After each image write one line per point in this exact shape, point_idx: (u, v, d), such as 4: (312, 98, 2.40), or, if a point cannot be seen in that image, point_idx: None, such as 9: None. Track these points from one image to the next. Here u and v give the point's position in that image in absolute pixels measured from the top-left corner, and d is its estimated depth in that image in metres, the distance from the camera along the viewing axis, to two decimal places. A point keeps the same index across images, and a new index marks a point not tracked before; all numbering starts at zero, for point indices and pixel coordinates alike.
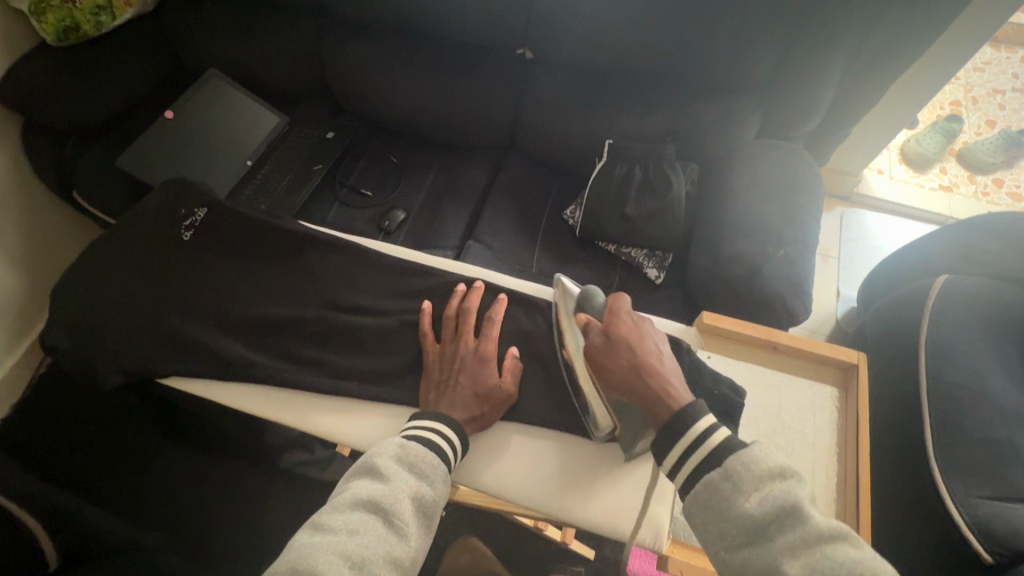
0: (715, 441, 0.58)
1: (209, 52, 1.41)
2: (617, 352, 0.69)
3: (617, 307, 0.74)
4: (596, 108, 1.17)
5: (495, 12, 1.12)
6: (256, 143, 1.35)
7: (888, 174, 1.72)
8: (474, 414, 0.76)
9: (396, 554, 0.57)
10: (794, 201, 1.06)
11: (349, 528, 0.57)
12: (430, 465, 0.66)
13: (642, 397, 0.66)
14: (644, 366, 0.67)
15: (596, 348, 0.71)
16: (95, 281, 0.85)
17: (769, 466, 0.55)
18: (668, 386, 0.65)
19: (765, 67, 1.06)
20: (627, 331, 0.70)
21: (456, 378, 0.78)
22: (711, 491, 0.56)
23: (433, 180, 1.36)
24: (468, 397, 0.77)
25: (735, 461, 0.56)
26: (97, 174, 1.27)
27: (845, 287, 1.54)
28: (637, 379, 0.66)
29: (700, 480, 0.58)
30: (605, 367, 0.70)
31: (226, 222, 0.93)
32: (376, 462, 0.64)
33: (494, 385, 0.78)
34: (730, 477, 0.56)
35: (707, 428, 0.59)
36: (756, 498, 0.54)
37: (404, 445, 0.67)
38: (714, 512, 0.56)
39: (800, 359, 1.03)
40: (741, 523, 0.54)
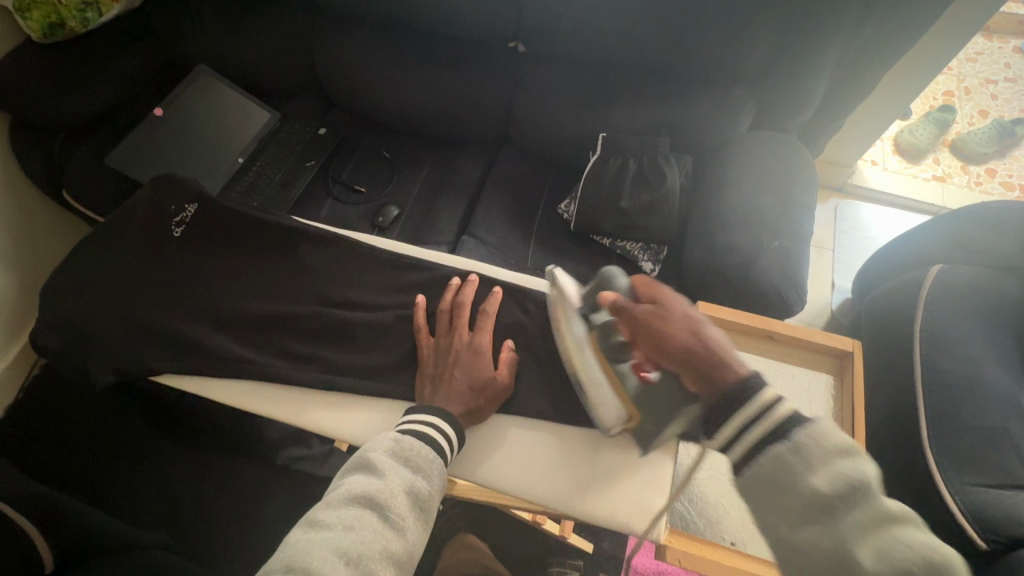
0: (782, 412, 0.53)
1: (198, 48, 1.39)
2: (670, 317, 0.62)
3: (650, 282, 0.69)
4: (589, 101, 1.16)
5: (487, 6, 1.12)
6: (248, 139, 1.33)
7: (881, 166, 1.72)
8: (469, 407, 0.76)
9: (392, 549, 0.57)
10: (789, 192, 1.06)
11: (344, 524, 0.57)
12: (425, 459, 0.66)
13: (704, 366, 0.58)
14: (703, 333, 0.60)
15: (643, 313, 0.63)
16: (86, 279, 0.84)
17: (837, 442, 0.51)
18: (731, 355, 0.59)
19: (758, 58, 1.06)
20: (675, 301, 0.65)
21: (451, 372, 0.78)
22: (775, 464, 0.52)
23: (427, 176, 1.36)
24: (463, 390, 0.77)
25: (804, 434, 0.51)
26: (87, 173, 1.26)
27: (839, 278, 1.54)
28: (698, 346, 0.59)
29: (763, 454, 0.53)
30: (655, 332, 0.61)
31: (218, 219, 0.92)
32: (370, 457, 0.64)
33: (489, 378, 0.78)
34: (800, 453, 0.51)
35: (775, 400, 0.54)
36: (825, 476, 0.49)
37: (398, 439, 0.66)
38: (776, 488, 0.51)
39: (795, 348, 1.03)
40: (806, 502, 0.50)
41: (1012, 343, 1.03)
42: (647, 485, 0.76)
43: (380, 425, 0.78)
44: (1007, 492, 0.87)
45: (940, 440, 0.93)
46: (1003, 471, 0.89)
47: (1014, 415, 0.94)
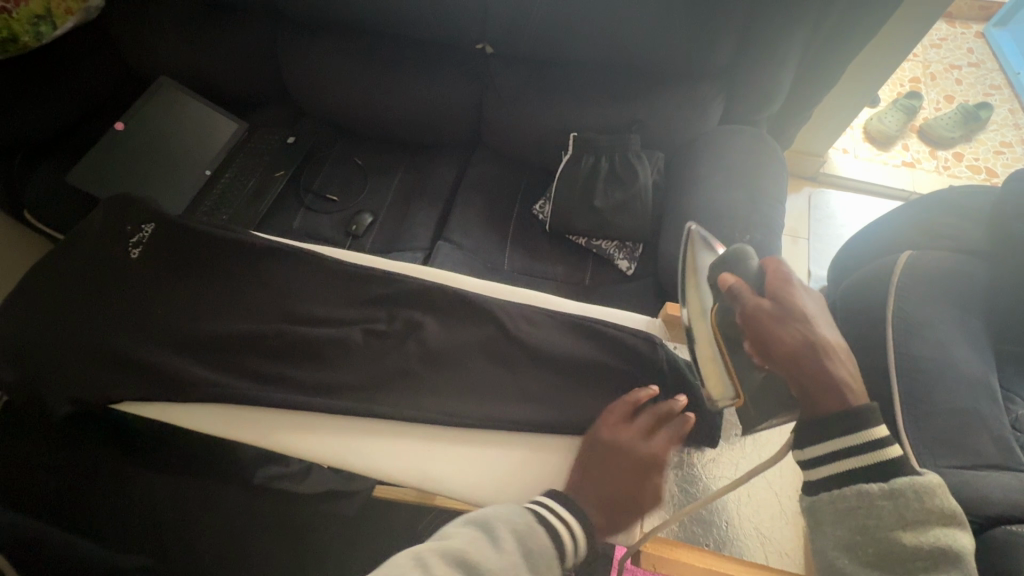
0: (889, 454, 0.56)
1: (159, 59, 1.36)
2: (788, 320, 0.61)
3: (785, 275, 0.64)
4: (558, 101, 1.16)
5: (451, 8, 1.10)
6: (213, 151, 1.31)
7: (851, 154, 1.75)
8: (614, 519, 0.67)
9: None
10: (757, 185, 1.07)
11: None
12: (545, 554, 0.61)
13: (809, 377, 0.60)
14: (823, 346, 0.60)
15: (760, 313, 0.62)
16: (40, 306, 0.82)
17: (942, 509, 0.55)
18: (847, 375, 0.59)
19: (723, 54, 1.06)
20: (803, 304, 0.62)
21: (609, 479, 0.69)
22: (866, 502, 0.57)
23: (399, 182, 1.34)
24: (612, 500, 0.68)
25: (910, 489, 0.55)
26: (48, 191, 1.22)
27: (815, 267, 1.57)
28: (809, 357, 0.60)
29: (856, 487, 0.58)
30: (767, 335, 0.61)
31: (173, 238, 0.91)
32: (495, 528, 0.62)
33: (643, 497, 0.69)
34: (893, 500, 0.56)
35: (883, 444, 0.57)
36: (914, 531, 0.55)
37: (527, 519, 0.63)
38: (855, 522, 0.57)
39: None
40: (881, 543, 0.56)
41: (980, 324, 1.05)
42: None
43: (348, 447, 0.77)
44: (980, 472, 0.89)
45: (915, 422, 0.95)
46: (975, 452, 0.91)
47: (983, 395, 0.96)
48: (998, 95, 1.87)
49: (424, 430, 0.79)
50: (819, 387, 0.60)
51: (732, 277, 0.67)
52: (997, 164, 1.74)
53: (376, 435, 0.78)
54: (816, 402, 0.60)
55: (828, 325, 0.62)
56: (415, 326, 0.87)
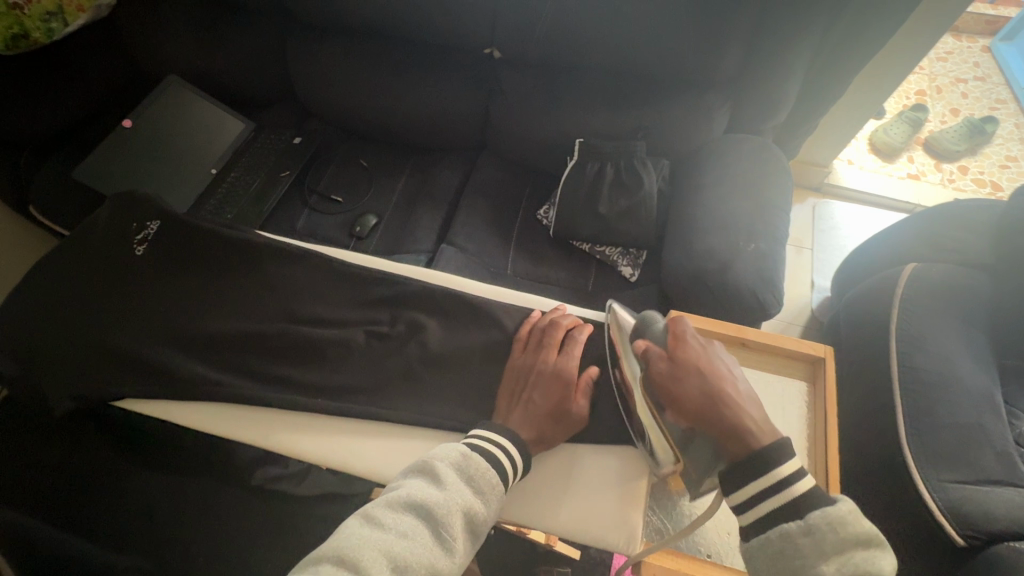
0: (799, 488, 0.56)
1: (167, 57, 1.37)
2: (687, 376, 0.62)
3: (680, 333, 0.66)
4: (567, 106, 1.16)
5: (459, 14, 1.11)
6: (219, 150, 1.31)
7: (856, 165, 1.75)
8: (541, 430, 0.73)
9: (437, 566, 0.59)
10: (762, 195, 1.07)
11: (398, 530, 0.59)
12: (490, 485, 0.65)
13: (717, 428, 0.60)
14: (722, 392, 0.61)
15: (661, 376, 0.64)
16: (42, 303, 0.82)
17: (856, 534, 0.54)
18: (751, 417, 0.59)
19: (730, 64, 1.07)
20: (697, 356, 0.63)
21: (528, 396, 0.75)
22: (787, 542, 0.55)
23: (404, 184, 1.34)
24: (539, 418, 0.74)
25: (821, 521, 0.54)
26: (54, 186, 1.23)
27: (819, 277, 1.56)
28: (712, 408, 0.60)
29: (776, 529, 0.56)
30: (670, 390, 0.63)
31: (179, 237, 0.91)
32: (434, 467, 0.65)
33: (565, 407, 0.75)
34: (812, 534, 0.54)
35: (794, 475, 0.57)
36: (835, 562, 0.53)
37: (466, 455, 0.67)
38: (784, 564, 0.55)
39: (765, 354, 0.93)
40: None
41: (984, 339, 1.05)
42: (619, 502, 0.75)
43: (345, 451, 0.76)
44: (983, 488, 0.88)
45: (918, 437, 0.94)
46: (979, 467, 0.90)
47: (988, 410, 0.95)
48: (1003, 110, 1.87)
49: (424, 434, 0.78)
50: (728, 434, 0.59)
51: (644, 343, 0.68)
52: (1002, 178, 1.74)
53: (378, 438, 0.78)
54: (727, 449, 0.59)
55: (729, 371, 0.64)
56: (418, 328, 0.86)
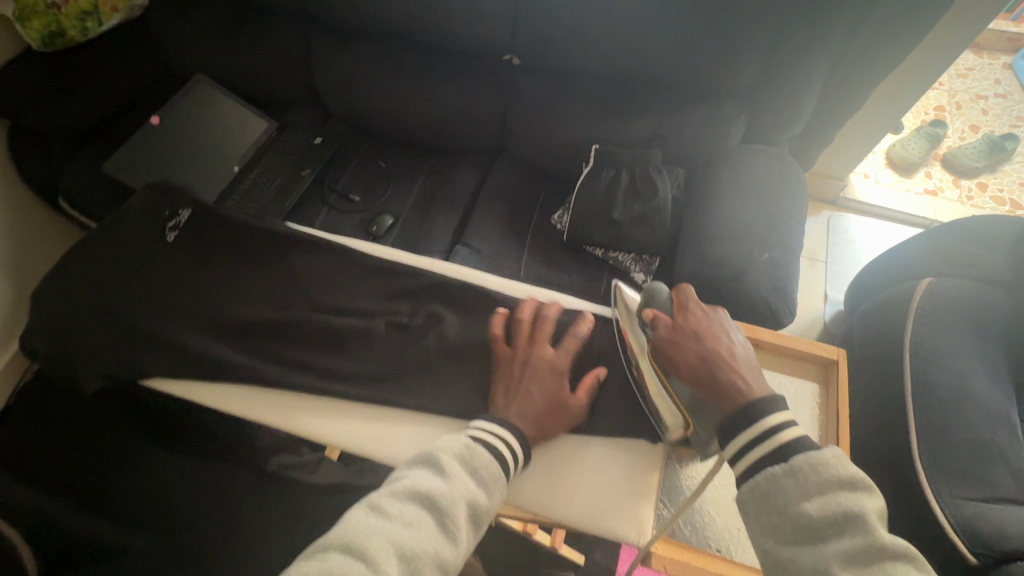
0: (785, 436, 0.57)
1: (196, 57, 1.40)
2: (685, 340, 0.67)
3: (683, 301, 0.71)
4: (583, 113, 1.18)
5: (481, 20, 1.13)
6: (244, 146, 1.34)
7: (873, 179, 1.74)
8: (541, 424, 0.74)
9: (444, 556, 0.57)
10: (778, 204, 1.07)
11: (403, 518, 0.58)
12: (493, 476, 0.65)
13: (712, 388, 0.64)
14: (719, 354, 0.65)
15: (662, 341, 0.69)
16: (74, 287, 0.84)
17: (840, 473, 0.54)
18: (746, 378, 0.63)
19: (748, 74, 1.08)
20: (697, 323, 0.68)
21: (528, 390, 0.75)
22: (771, 485, 0.56)
23: (421, 185, 1.36)
24: (541, 411, 0.74)
25: (803, 463, 0.55)
26: (83, 177, 1.26)
27: (832, 290, 1.55)
28: (708, 370, 0.64)
29: (761, 472, 0.57)
30: (672, 352, 0.68)
31: (210, 225, 0.94)
32: (438, 457, 0.64)
33: (564, 403, 0.77)
34: (795, 475, 0.55)
35: (780, 424, 0.58)
36: (818, 501, 0.54)
37: (470, 447, 0.66)
38: (769, 505, 0.56)
39: (777, 356, 0.93)
40: (795, 522, 0.54)
41: (1000, 356, 1.04)
42: (630, 494, 0.76)
43: (359, 439, 0.78)
44: (997, 506, 0.87)
45: (931, 451, 0.93)
46: (993, 485, 0.89)
47: (1003, 427, 0.94)
48: None
49: (437, 424, 0.80)
50: (722, 395, 0.63)
51: (650, 311, 0.74)
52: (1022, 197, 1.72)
53: (394, 428, 0.79)
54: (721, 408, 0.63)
55: (730, 339, 0.67)
56: (436, 320, 0.88)
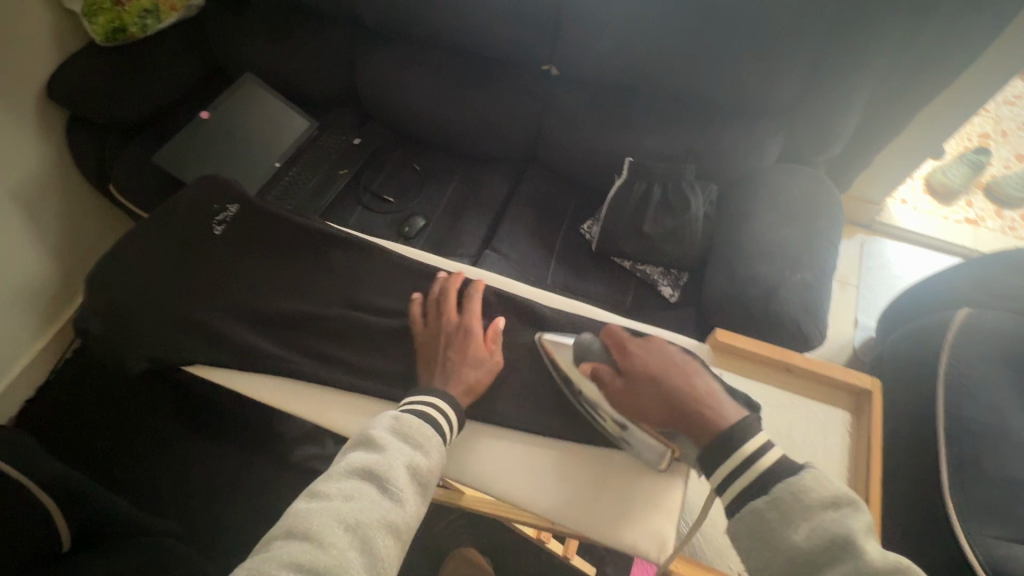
0: (764, 462, 0.59)
1: (244, 56, 1.45)
2: (640, 387, 0.70)
3: (619, 344, 0.76)
4: (617, 125, 1.19)
5: (522, 30, 1.16)
6: (286, 145, 1.38)
7: (911, 205, 1.70)
8: (466, 382, 0.78)
9: (390, 519, 0.59)
10: (813, 225, 1.06)
11: (343, 494, 0.60)
12: (428, 439, 0.68)
13: (684, 423, 0.66)
14: (675, 390, 0.67)
15: (619, 392, 0.72)
16: (127, 272, 0.88)
17: (822, 495, 0.56)
18: (709, 402, 0.65)
19: (787, 93, 1.08)
20: (642, 362, 0.72)
21: (445, 356, 0.80)
22: (756, 517, 0.57)
23: (453, 189, 1.39)
24: (459, 373, 0.79)
25: (784, 491, 0.57)
26: (135, 167, 1.32)
27: (863, 316, 1.52)
28: (671, 407, 0.67)
29: (746, 505, 0.58)
30: (631, 403, 0.70)
31: (255, 221, 0.97)
32: (371, 435, 0.67)
33: (481, 358, 0.81)
34: (777, 505, 0.56)
35: (756, 449, 0.59)
36: (805, 529, 0.55)
37: (398, 419, 0.69)
38: (761, 541, 0.57)
39: (812, 382, 0.91)
40: (789, 555, 0.54)
41: None
42: (651, 509, 0.76)
43: None
44: None
45: (962, 488, 0.90)
46: None
47: None
48: None
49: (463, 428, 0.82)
50: (696, 426, 0.65)
51: (589, 364, 0.76)
52: None
53: None
54: (698, 437, 0.64)
55: (676, 367, 0.70)
56: None
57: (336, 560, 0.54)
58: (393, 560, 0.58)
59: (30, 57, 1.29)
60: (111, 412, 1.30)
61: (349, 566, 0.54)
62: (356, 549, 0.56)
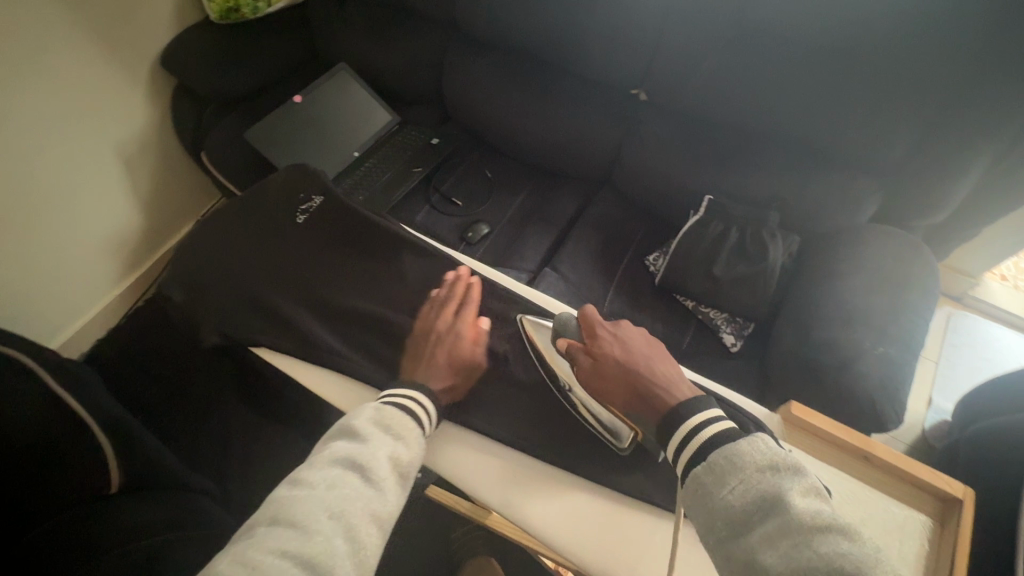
0: (704, 435, 0.59)
1: (342, 46, 1.50)
2: (606, 365, 0.71)
3: (590, 324, 0.76)
4: (701, 160, 1.16)
5: (618, 52, 1.14)
6: (366, 137, 1.43)
7: (1012, 283, 1.55)
8: (448, 383, 0.80)
9: (372, 508, 0.61)
10: (903, 298, 0.98)
11: (326, 483, 0.61)
12: (407, 429, 0.69)
13: (643, 400, 0.68)
14: (639, 373, 0.69)
15: (586, 370, 0.72)
16: (215, 246, 0.93)
17: (759, 460, 0.56)
18: (666, 383, 0.68)
19: (892, 151, 1.00)
20: (609, 344, 0.73)
21: (433, 352, 0.82)
22: (695, 483, 0.58)
23: (521, 203, 1.38)
24: (442, 371, 0.81)
25: (719, 457, 0.57)
26: (226, 141, 1.39)
27: (938, 396, 1.39)
28: (634, 387, 0.69)
29: (690, 474, 0.59)
30: (597, 386, 0.71)
31: (336, 215, 1.00)
32: (353, 424, 0.67)
33: (466, 359, 0.84)
34: (713, 470, 0.57)
35: (699, 423, 0.60)
36: (737, 490, 0.55)
37: (379, 409, 0.70)
38: (701, 505, 0.57)
39: (891, 479, 0.76)
40: (723, 515, 0.55)
41: None
42: None
43: (428, 449, 0.79)
44: None
45: None
46: None
47: None
48: None
49: (504, 455, 0.78)
50: (651, 402, 0.67)
51: (563, 342, 0.76)
52: None
53: (464, 444, 0.79)
54: (654, 411, 0.67)
55: (641, 352, 0.72)
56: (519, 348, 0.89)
57: (322, 547, 0.56)
58: (376, 547, 0.60)
59: (151, 25, 1.38)
60: (171, 365, 1.39)
61: (335, 552, 0.56)
62: (342, 537, 0.58)
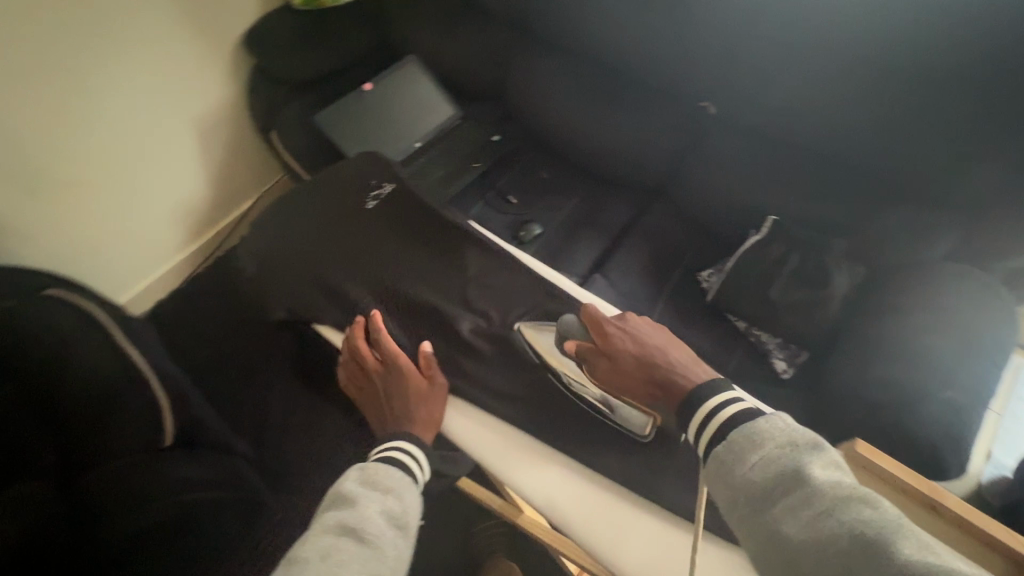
0: (723, 416, 0.58)
1: (411, 38, 1.53)
2: (620, 359, 0.74)
3: (594, 318, 0.78)
4: (765, 180, 1.14)
5: (690, 63, 1.13)
6: (428, 128, 1.45)
7: None
8: (422, 422, 0.79)
9: (372, 566, 0.57)
10: (975, 342, 0.93)
11: (320, 552, 0.56)
12: (398, 480, 0.68)
13: (664, 388, 0.70)
14: (654, 363, 0.71)
15: (602, 367, 0.74)
16: (291, 226, 0.99)
17: (778, 436, 0.54)
18: (678, 368, 0.70)
19: (976, 186, 0.95)
20: (618, 337, 0.75)
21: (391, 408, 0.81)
22: (716, 462, 0.56)
23: (574, 206, 1.37)
24: (408, 417, 0.79)
25: (740, 434, 0.56)
26: (296, 122, 1.44)
27: (998, 450, 1.31)
28: (650, 379, 0.71)
29: (712, 453, 0.57)
30: (617, 382, 0.73)
31: (403, 204, 1.02)
32: (341, 492, 0.65)
33: (422, 389, 0.82)
34: (733, 449, 0.55)
35: (718, 405, 0.60)
36: (758, 465, 0.53)
37: (364, 469, 0.69)
38: (723, 482, 0.55)
39: (960, 534, 0.71)
40: (746, 490, 0.52)
41: None
42: None
43: (473, 441, 0.80)
44: None
45: None
46: None
47: None
48: None
49: (547, 458, 0.79)
50: (669, 391, 0.69)
51: (570, 343, 0.78)
52: None
53: (505, 442, 0.80)
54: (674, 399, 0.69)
55: (648, 341, 0.74)
56: None
57: None
58: None
59: (238, 8, 1.45)
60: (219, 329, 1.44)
61: None
62: None
